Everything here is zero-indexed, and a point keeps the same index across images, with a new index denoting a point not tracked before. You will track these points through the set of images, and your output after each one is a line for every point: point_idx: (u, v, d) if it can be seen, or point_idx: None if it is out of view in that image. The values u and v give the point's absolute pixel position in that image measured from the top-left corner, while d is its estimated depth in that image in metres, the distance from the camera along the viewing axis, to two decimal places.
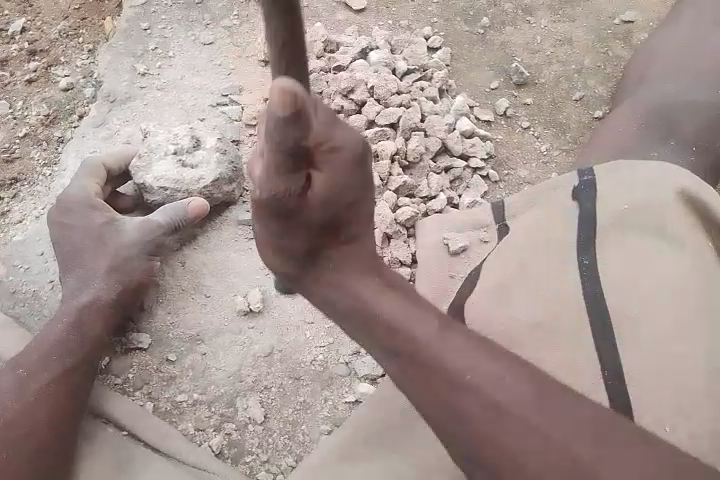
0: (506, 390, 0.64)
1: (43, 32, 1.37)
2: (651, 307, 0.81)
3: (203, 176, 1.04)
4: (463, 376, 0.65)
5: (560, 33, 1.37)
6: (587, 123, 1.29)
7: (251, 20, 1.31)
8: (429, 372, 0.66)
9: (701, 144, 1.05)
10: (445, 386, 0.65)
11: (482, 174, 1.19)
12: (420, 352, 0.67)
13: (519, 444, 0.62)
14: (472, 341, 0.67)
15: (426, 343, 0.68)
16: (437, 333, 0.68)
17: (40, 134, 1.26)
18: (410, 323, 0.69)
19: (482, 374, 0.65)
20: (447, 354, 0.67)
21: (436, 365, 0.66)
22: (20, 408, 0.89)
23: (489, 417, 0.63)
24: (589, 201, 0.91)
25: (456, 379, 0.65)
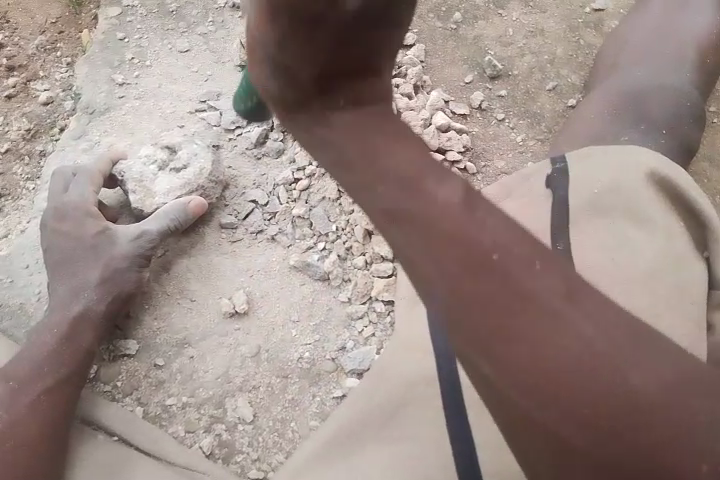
0: (531, 271, 0.47)
1: (21, 47, 1.38)
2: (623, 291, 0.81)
3: (202, 166, 1.08)
4: (470, 226, 0.50)
5: (532, 24, 1.39)
6: (561, 112, 1.31)
7: (225, 25, 1.32)
8: (469, 242, 0.49)
9: (669, 127, 1.07)
10: (487, 290, 0.48)
11: (459, 166, 1.21)
12: (446, 212, 0.51)
13: (563, 376, 0.45)
14: (499, 221, 0.51)
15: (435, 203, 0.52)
16: (461, 201, 0.52)
17: (22, 149, 1.27)
18: (462, 216, 0.50)
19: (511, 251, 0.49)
20: (483, 226, 0.50)
21: (438, 212, 0.51)
22: (9, 418, 0.90)
23: (517, 334, 0.46)
24: (562, 187, 0.91)
25: (477, 253, 0.49)
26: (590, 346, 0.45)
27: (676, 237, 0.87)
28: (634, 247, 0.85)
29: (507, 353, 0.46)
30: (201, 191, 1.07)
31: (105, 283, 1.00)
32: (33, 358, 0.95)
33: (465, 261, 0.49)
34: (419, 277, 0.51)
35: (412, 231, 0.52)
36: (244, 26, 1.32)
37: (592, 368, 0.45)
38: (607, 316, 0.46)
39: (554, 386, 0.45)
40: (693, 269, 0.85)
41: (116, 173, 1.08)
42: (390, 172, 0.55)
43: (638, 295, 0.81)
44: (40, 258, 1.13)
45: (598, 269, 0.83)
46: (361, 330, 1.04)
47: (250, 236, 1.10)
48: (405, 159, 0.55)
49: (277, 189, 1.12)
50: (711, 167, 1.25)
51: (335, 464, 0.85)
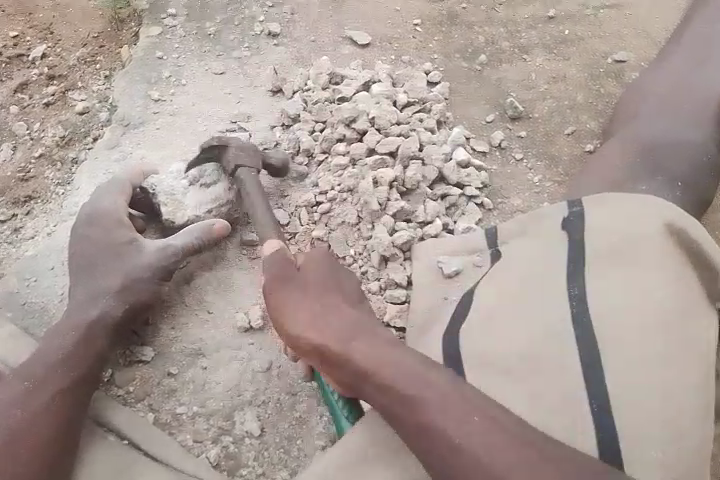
0: (489, 448, 0.73)
1: (62, 58, 1.44)
2: (638, 337, 0.82)
3: (230, 183, 1.15)
4: (450, 431, 0.76)
5: (554, 71, 1.44)
6: (578, 156, 1.35)
7: (260, 51, 1.38)
8: (432, 443, 0.76)
9: (684, 179, 1.10)
10: (445, 446, 0.75)
11: (476, 201, 1.24)
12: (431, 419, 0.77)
13: None
14: (474, 400, 0.78)
15: (425, 401, 0.78)
16: (434, 392, 0.78)
17: (55, 155, 1.32)
18: (430, 401, 0.78)
19: (470, 426, 0.75)
20: (441, 414, 0.77)
21: (430, 419, 0.77)
22: (25, 424, 0.90)
23: (473, 461, 0.73)
24: (578, 230, 0.94)
25: (449, 440, 0.75)
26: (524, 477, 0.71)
27: (690, 283, 0.88)
28: (649, 291, 0.86)
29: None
30: (229, 205, 1.13)
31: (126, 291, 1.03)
32: (50, 356, 0.97)
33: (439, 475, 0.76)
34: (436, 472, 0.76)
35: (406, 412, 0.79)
36: (278, 54, 1.38)
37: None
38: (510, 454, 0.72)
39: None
40: (705, 316, 0.86)
41: (147, 186, 1.14)
42: (396, 394, 0.80)
43: (651, 339, 0.82)
44: (64, 262, 1.16)
45: (613, 311, 0.85)
46: None
47: None
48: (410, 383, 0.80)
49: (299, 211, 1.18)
50: None
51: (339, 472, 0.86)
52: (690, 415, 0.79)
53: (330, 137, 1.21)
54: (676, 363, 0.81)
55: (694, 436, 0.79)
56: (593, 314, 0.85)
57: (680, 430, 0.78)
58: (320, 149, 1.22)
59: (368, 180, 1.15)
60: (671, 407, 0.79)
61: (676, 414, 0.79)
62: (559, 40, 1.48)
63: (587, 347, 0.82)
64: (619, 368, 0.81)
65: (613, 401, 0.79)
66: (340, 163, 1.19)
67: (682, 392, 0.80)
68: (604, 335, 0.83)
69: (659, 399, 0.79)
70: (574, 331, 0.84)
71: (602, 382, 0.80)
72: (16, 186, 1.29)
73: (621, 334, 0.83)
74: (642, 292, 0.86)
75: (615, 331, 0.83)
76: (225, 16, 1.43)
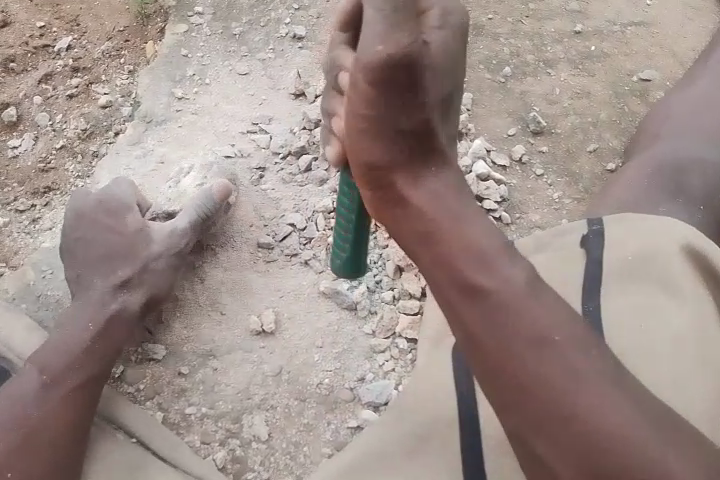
0: (584, 371, 0.64)
1: (87, 51, 1.45)
2: (654, 364, 0.82)
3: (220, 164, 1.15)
4: (547, 335, 0.65)
5: (578, 87, 1.44)
6: (599, 175, 1.34)
7: (285, 54, 1.38)
8: (510, 346, 0.66)
9: (708, 204, 1.08)
10: (523, 350, 0.65)
11: (494, 215, 1.24)
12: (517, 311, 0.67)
13: (572, 413, 0.63)
14: (565, 311, 0.68)
15: (515, 293, 0.68)
16: (527, 290, 0.68)
17: (77, 147, 1.33)
18: (526, 301, 0.68)
19: (565, 334, 0.66)
20: (534, 312, 0.67)
21: (519, 316, 0.67)
22: (48, 415, 0.92)
23: (566, 380, 0.63)
24: (598, 249, 0.93)
25: (542, 340, 0.65)
26: (610, 413, 0.62)
27: (707, 304, 0.87)
28: (665, 316, 0.85)
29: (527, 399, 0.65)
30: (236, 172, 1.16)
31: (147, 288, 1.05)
32: (69, 347, 0.98)
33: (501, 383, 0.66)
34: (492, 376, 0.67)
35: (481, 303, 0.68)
36: (303, 57, 1.38)
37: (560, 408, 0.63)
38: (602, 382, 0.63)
39: (556, 409, 0.63)
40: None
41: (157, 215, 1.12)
42: (477, 279, 0.69)
43: (665, 361, 0.82)
44: None
45: (629, 333, 0.85)
46: (382, 364, 1.05)
47: (285, 258, 1.13)
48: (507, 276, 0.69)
49: (316, 216, 1.16)
50: None
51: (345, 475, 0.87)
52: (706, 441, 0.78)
53: None
54: (693, 389, 0.80)
55: None
56: (610, 340, 0.85)
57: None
58: None
59: None
60: None
61: None
62: (584, 56, 1.47)
63: None
64: None
65: None
66: None
67: (699, 414, 0.79)
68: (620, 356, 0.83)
69: None
70: None
71: None
72: (37, 177, 1.30)
73: (636, 357, 0.83)
74: (657, 314, 0.86)
75: (630, 354, 0.83)
76: (251, 17, 1.43)
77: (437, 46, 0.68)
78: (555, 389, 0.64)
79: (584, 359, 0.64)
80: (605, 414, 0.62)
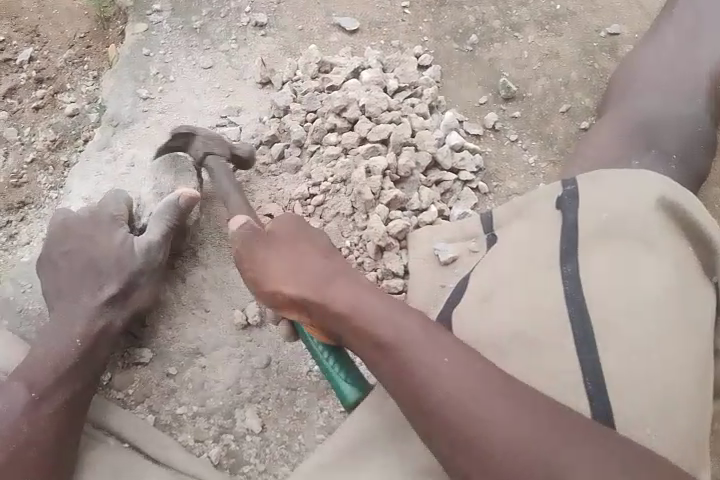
0: (502, 421, 0.71)
1: (50, 60, 1.44)
2: (634, 317, 0.80)
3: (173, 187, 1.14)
4: (455, 395, 0.74)
5: (547, 48, 1.42)
6: (573, 135, 1.33)
7: (247, 43, 1.36)
8: (443, 416, 0.74)
9: (681, 154, 1.08)
10: (453, 419, 0.73)
11: (471, 186, 1.23)
12: (428, 378, 0.76)
13: (520, 465, 0.70)
14: (464, 361, 0.76)
15: (424, 365, 0.76)
16: (425, 343, 0.78)
17: (47, 159, 1.32)
18: (431, 360, 0.76)
19: (471, 389, 0.74)
20: (442, 374, 0.75)
21: (433, 385, 0.75)
22: (31, 429, 0.91)
23: (489, 428, 0.71)
24: (574, 209, 0.92)
25: (456, 400, 0.74)
26: (545, 452, 0.69)
27: (680, 260, 0.86)
28: (644, 269, 0.84)
29: (481, 462, 0.71)
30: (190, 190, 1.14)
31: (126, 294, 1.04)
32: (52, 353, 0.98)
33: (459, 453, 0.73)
34: (452, 450, 0.73)
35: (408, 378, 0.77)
36: (266, 45, 1.37)
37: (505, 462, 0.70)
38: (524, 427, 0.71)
39: (504, 464, 0.70)
40: (697, 294, 0.85)
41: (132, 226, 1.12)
42: (394, 359, 0.78)
43: (646, 316, 0.80)
44: None
45: (608, 291, 0.83)
46: None
47: None
48: (406, 346, 0.78)
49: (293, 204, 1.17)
50: None
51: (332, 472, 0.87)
52: (683, 393, 0.78)
53: (321, 127, 1.19)
54: (671, 341, 0.79)
55: (687, 414, 0.77)
56: (588, 294, 0.83)
57: (676, 407, 0.77)
58: (311, 140, 1.20)
59: (360, 169, 1.14)
60: (667, 385, 0.77)
61: (671, 391, 0.77)
62: (551, 16, 1.45)
63: (583, 326, 0.80)
64: (615, 347, 0.79)
65: (609, 378, 0.77)
66: (332, 153, 1.17)
67: (676, 369, 0.78)
68: (599, 309, 0.81)
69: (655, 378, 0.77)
70: (569, 311, 0.82)
71: (597, 361, 0.78)
72: (10, 192, 1.29)
73: (616, 312, 0.81)
74: (635, 269, 0.84)
75: (610, 308, 0.81)
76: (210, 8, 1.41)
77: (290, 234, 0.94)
78: (493, 450, 0.71)
79: (508, 416, 0.72)
80: (540, 456, 0.69)
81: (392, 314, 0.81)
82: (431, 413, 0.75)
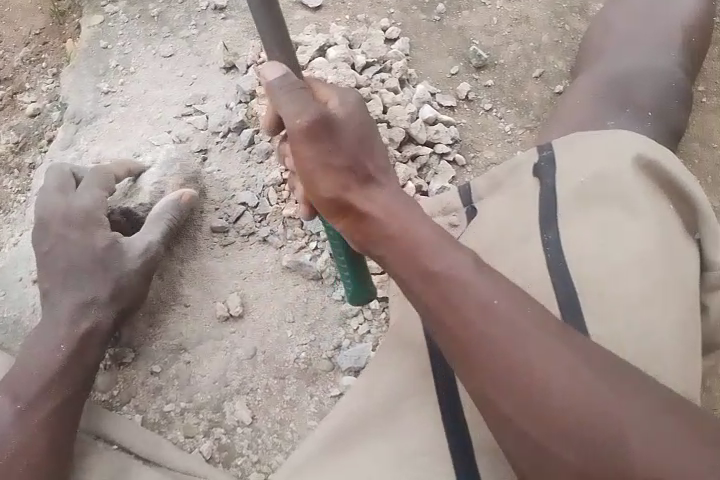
0: (546, 355, 0.64)
1: (6, 60, 1.38)
2: (620, 284, 0.79)
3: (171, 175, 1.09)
4: (501, 321, 0.66)
5: (516, 12, 1.39)
6: (549, 99, 1.31)
7: (208, 28, 1.32)
8: (479, 337, 0.66)
9: (657, 110, 1.06)
10: (492, 342, 0.66)
11: (448, 158, 1.21)
12: (472, 300, 0.68)
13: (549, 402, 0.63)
14: (518, 290, 0.68)
15: (467, 285, 0.68)
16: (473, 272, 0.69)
17: (12, 162, 1.28)
18: (474, 287, 0.68)
19: (517, 320, 0.66)
20: (488, 297, 0.68)
21: (476, 306, 0.67)
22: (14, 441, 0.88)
23: (529, 361, 0.64)
24: (551, 176, 0.90)
25: (500, 323, 0.66)
26: (585, 396, 0.62)
27: (664, 216, 0.85)
28: (628, 233, 0.82)
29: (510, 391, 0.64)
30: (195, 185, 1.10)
31: (111, 294, 0.99)
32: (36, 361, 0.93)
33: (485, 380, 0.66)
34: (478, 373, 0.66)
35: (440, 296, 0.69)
36: (228, 27, 1.32)
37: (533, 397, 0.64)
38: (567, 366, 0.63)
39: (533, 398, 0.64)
40: (682, 249, 0.84)
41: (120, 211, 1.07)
42: (431, 272, 0.70)
43: (632, 280, 0.79)
44: (32, 272, 1.12)
45: (592, 258, 0.81)
46: (356, 328, 1.04)
47: (242, 239, 1.10)
48: (449, 267, 0.70)
49: (267, 190, 1.12)
50: (700, 148, 1.27)
51: (326, 464, 0.81)
52: (676, 353, 0.77)
53: None
54: (660, 303, 0.79)
55: (683, 374, 0.77)
56: (573, 267, 0.81)
57: (667, 366, 0.77)
58: None
59: None
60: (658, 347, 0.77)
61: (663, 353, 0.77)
62: None
63: (570, 302, 0.79)
64: (603, 319, 0.78)
65: None
66: None
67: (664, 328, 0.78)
68: (585, 281, 0.80)
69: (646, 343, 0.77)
70: (556, 286, 0.81)
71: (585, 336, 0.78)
72: None
73: (603, 280, 0.80)
74: (618, 232, 0.83)
75: (597, 277, 0.80)
76: None
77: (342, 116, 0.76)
78: (525, 381, 0.64)
79: (554, 354, 0.64)
80: (578, 399, 0.62)
81: (435, 239, 0.72)
82: (461, 337, 0.67)
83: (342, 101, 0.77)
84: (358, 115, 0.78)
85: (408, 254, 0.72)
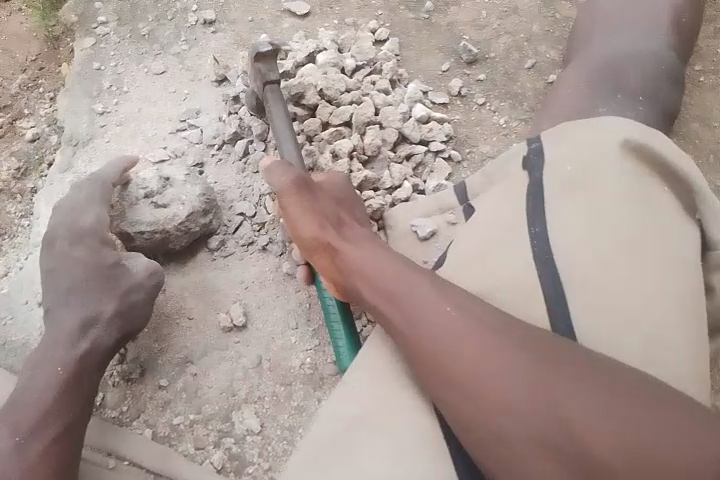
0: (489, 349, 0.75)
1: (4, 87, 1.40)
2: (606, 268, 0.79)
3: (178, 213, 1.03)
4: (449, 326, 0.78)
5: (505, 5, 1.39)
6: (543, 89, 1.31)
7: (199, 42, 1.34)
8: (433, 342, 0.78)
9: (646, 93, 1.04)
10: (443, 346, 0.77)
11: (444, 155, 1.20)
12: (424, 310, 0.80)
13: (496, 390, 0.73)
14: (466, 298, 0.80)
15: (421, 299, 0.81)
16: (426, 286, 0.82)
17: (14, 187, 1.29)
18: (426, 301, 0.81)
19: (464, 324, 0.77)
20: (440, 308, 0.80)
21: (429, 317, 0.80)
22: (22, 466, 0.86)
23: (476, 358, 0.75)
24: (540, 166, 0.91)
25: (447, 327, 0.78)
26: (525, 379, 0.72)
27: (652, 201, 0.85)
28: (612, 217, 0.83)
29: (462, 384, 0.75)
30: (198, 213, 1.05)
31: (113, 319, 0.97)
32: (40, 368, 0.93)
33: (442, 378, 0.77)
34: (436, 374, 0.78)
35: (398, 309, 0.82)
36: (218, 41, 1.34)
37: (481, 386, 0.74)
38: (508, 358, 0.74)
39: (482, 387, 0.74)
40: (670, 229, 0.84)
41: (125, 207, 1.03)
42: (390, 291, 0.84)
43: (618, 264, 0.79)
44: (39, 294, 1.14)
45: (578, 245, 0.81)
46: (360, 330, 1.05)
47: (242, 249, 1.11)
48: (403, 283, 0.83)
49: (264, 200, 1.13)
50: (700, 127, 1.26)
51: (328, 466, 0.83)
52: (669, 333, 0.77)
53: None
54: (648, 284, 0.79)
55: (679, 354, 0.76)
56: (557, 253, 0.81)
57: (662, 349, 0.76)
58: None
59: (326, 154, 1.13)
60: (649, 328, 0.76)
61: (655, 332, 0.76)
62: None
63: (557, 290, 0.79)
64: (591, 305, 0.78)
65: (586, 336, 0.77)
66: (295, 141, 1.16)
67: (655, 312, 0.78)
68: (571, 267, 0.80)
69: (637, 324, 0.76)
70: (542, 274, 0.81)
71: (573, 322, 0.77)
72: None
73: (590, 264, 0.80)
74: (604, 218, 0.83)
75: (583, 262, 0.80)
76: (157, 13, 1.38)
77: (331, 180, 1.01)
78: (474, 374, 0.75)
79: (497, 350, 0.75)
80: (519, 384, 0.72)
81: (394, 264, 0.86)
82: (415, 344, 0.80)
83: (330, 175, 1.02)
84: (345, 187, 1.02)
85: (370, 277, 0.86)
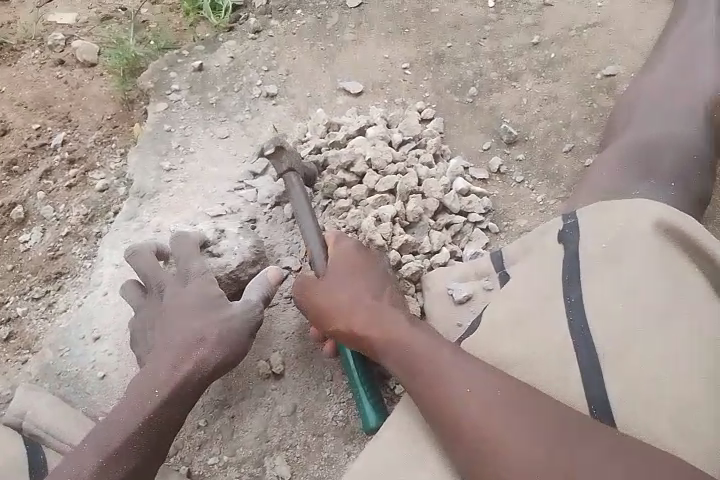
0: (508, 419, 0.80)
1: (80, 141, 1.54)
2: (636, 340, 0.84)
3: (229, 261, 1.13)
4: (472, 395, 0.83)
5: (545, 93, 1.49)
6: (580, 171, 1.38)
7: (261, 112, 1.47)
8: (455, 411, 0.83)
9: (677, 179, 1.10)
10: (465, 414, 0.82)
11: (481, 227, 1.27)
12: (445, 380, 0.86)
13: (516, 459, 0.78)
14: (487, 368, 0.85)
15: (444, 370, 0.86)
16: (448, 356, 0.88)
17: (81, 231, 1.41)
18: (450, 371, 0.86)
19: (486, 393, 0.83)
20: (462, 377, 0.85)
21: (449, 387, 0.85)
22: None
23: (500, 427, 0.80)
24: (575, 241, 0.96)
25: (469, 397, 0.83)
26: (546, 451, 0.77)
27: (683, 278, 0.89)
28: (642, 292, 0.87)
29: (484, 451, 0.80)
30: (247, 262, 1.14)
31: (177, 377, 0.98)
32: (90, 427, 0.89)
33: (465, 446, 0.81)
34: (459, 441, 0.82)
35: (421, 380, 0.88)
36: (278, 112, 1.47)
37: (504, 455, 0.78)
38: (529, 428, 0.79)
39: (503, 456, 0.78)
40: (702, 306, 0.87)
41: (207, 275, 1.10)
42: (414, 362, 0.89)
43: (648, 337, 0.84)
44: (94, 331, 1.22)
45: (608, 317, 0.86)
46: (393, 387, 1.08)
47: (285, 299, 1.15)
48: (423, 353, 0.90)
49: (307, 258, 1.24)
50: None
51: None
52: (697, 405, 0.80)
53: (331, 183, 1.26)
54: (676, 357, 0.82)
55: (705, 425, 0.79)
56: (590, 324, 0.86)
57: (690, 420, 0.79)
58: (323, 194, 1.27)
59: (370, 218, 1.19)
60: (676, 399, 0.80)
61: (682, 403, 0.80)
62: (547, 63, 1.53)
63: (588, 359, 0.84)
64: (621, 375, 0.82)
65: (615, 403, 0.81)
66: (343, 205, 1.24)
67: (686, 387, 0.81)
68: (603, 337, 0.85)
69: (664, 394, 0.80)
70: (576, 342, 0.85)
71: (604, 391, 0.82)
72: (47, 264, 1.37)
73: (620, 336, 0.84)
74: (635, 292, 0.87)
75: (614, 334, 0.85)
76: (225, 85, 1.52)
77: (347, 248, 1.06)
78: (495, 444, 0.79)
79: (517, 420, 0.80)
80: (539, 455, 0.77)
81: (416, 335, 0.92)
82: (436, 411, 0.85)
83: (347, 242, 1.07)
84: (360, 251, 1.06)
85: (393, 349, 0.92)
